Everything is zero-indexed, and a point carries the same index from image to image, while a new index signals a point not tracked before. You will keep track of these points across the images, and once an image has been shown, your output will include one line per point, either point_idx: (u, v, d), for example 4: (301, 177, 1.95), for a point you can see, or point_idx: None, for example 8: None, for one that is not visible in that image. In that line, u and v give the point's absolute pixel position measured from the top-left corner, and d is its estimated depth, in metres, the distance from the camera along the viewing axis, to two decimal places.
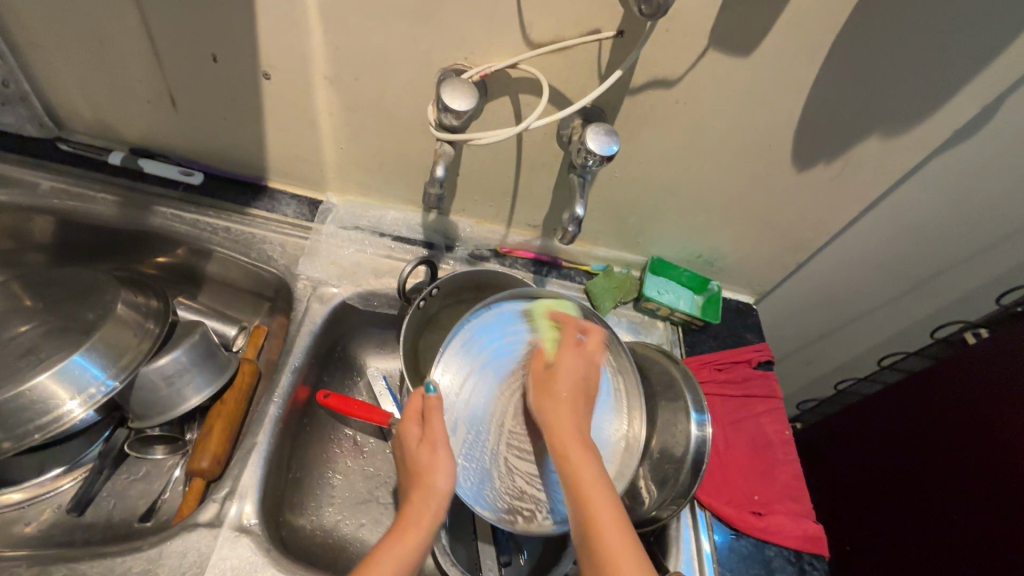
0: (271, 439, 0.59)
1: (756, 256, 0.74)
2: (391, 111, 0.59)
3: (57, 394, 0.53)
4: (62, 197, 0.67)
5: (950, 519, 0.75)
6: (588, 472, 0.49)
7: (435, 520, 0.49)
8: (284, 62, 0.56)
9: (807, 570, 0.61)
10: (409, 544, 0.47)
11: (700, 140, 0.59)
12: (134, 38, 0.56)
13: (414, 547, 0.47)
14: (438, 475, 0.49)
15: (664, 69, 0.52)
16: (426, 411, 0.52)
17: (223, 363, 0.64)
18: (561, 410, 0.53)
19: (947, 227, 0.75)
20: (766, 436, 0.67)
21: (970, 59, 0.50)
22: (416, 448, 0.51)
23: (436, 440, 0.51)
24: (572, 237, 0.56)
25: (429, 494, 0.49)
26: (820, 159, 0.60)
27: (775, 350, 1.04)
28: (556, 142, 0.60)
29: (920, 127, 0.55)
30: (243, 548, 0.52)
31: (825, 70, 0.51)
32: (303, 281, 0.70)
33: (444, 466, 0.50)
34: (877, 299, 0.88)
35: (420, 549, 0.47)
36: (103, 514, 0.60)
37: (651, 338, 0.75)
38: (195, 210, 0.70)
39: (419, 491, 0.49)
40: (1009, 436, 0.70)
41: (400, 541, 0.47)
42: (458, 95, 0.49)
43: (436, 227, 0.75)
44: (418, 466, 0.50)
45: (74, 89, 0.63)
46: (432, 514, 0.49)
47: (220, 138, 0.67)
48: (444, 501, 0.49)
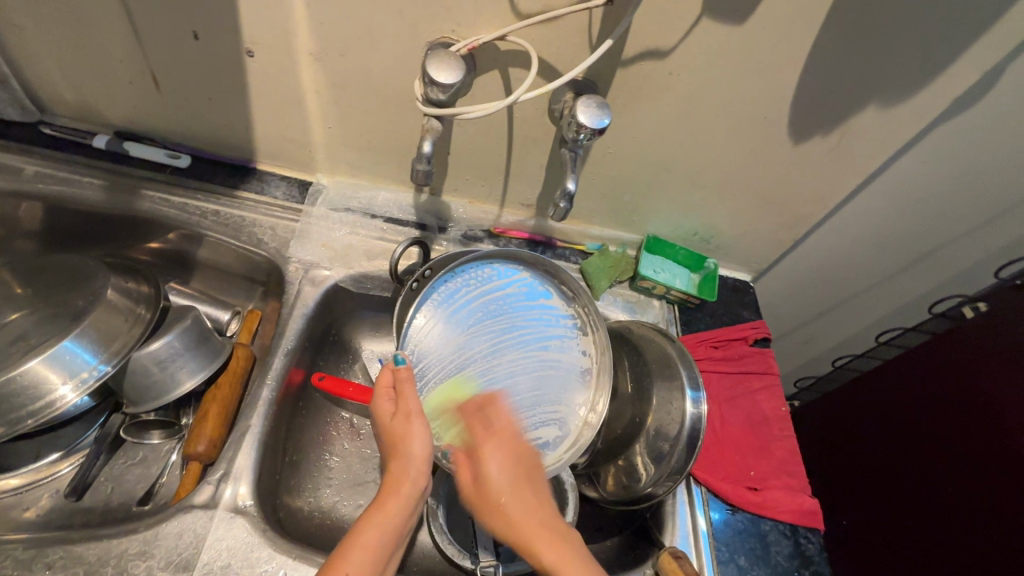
0: (265, 422, 0.59)
1: (753, 233, 0.74)
2: (378, 88, 0.58)
3: (50, 379, 0.53)
4: (49, 182, 0.66)
5: (947, 492, 0.75)
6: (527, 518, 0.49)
7: (416, 486, 0.48)
8: (267, 38, 0.54)
9: (802, 544, 0.61)
10: (393, 514, 0.47)
11: (694, 113, 0.58)
12: (112, 15, 0.54)
13: (396, 519, 0.47)
14: (415, 444, 0.48)
15: (656, 39, 0.51)
16: (397, 385, 0.51)
17: (217, 348, 0.64)
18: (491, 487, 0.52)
19: (947, 201, 0.74)
20: (763, 412, 0.67)
21: (970, 23, 0.48)
22: (391, 420, 0.50)
23: (410, 412, 0.49)
24: (564, 213, 0.55)
25: (408, 467, 0.48)
26: (817, 131, 0.58)
27: (773, 329, 1.04)
28: (548, 117, 0.59)
29: (919, 95, 0.54)
30: (239, 529, 0.53)
31: (821, 38, 0.50)
32: (294, 264, 0.69)
33: (420, 433, 0.49)
34: (876, 275, 0.87)
35: (403, 520, 0.47)
36: (101, 498, 0.60)
37: (647, 317, 0.74)
38: (183, 194, 0.69)
39: (398, 464, 0.48)
40: (1009, 411, 0.70)
41: (381, 511, 0.46)
42: (444, 69, 0.47)
43: (428, 208, 0.74)
44: (394, 439, 0.49)
45: (53, 69, 0.61)
46: (413, 479, 0.48)
47: (206, 119, 0.66)
48: (424, 466, 0.48)
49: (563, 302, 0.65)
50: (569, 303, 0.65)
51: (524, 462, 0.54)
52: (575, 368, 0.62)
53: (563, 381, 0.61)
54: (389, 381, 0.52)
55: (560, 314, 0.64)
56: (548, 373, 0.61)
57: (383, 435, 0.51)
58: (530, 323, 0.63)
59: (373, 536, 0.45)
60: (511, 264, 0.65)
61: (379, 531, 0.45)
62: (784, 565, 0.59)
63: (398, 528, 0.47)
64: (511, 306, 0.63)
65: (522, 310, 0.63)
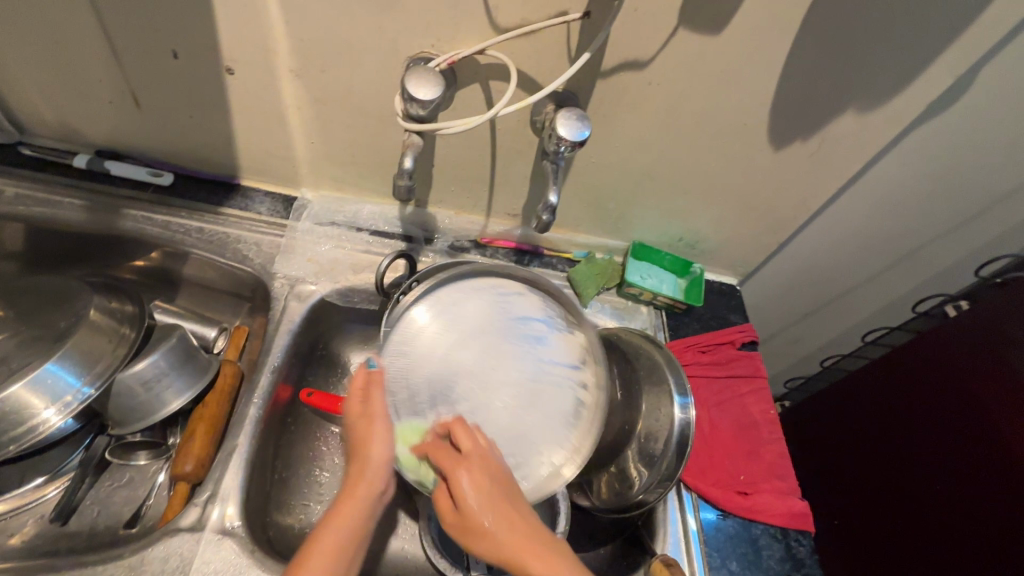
0: (252, 441, 0.59)
1: (738, 238, 0.74)
2: (359, 103, 0.58)
3: (32, 403, 0.53)
4: (29, 204, 0.65)
5: (934, 490, 0.76)
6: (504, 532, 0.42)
7: (373, 488, 0.47)
8: (247, 57, 0.54)
9: (794, 546, 0.61)
10: (347, 520, 0.46)
11: (674, 122, 0.58)
12: (90, 37, 0.54)
13: (353, 525, 0.46)
14: (376, 446, 0.49)
15: (634, 50, 0.51)
16: (369, 387, 0.51)
17: (203, 366, 0.63)
18: (468, 499, 0.43)
19: (928, 201, 0.75)
20: (751, 416, 0.68)
21: (941, 31, 0.49)
22: (355, 424, 0.50)
23: (376, 416, 0.50)
24: (547, 224, 0.55)
25: (369, 473, 0.48)
26: (796, 137, 0.59)
27: (761, 331, 1.05)
28: (530, 128, 0.59)
29: (895, 100, 0.55)
30: (227, 550, 0.52)
31: (796, 47, 0.51)
32: (280, 280, 0.69)
33: (383, 438, 0.49)
34: (861, 276, 0.88)
35: (361, 527, 0.46)
36: (88, 523, 0.59)
37: (635, 323, 0.75)
38: (167, 212, 0.69)
39: (358, 464, 0.48)
40: (995, 409, 0.70)
41: (337, 516, 0.46)
42: (424, 85, 0.48)
43: (414, 220, 0.74)
44: (359, 438, 0.49)
45: (33, 90, 0.61)
46: (369, 487, 0.47)
47: (188, 137, 0.66)
48: (386, 472, 0.48)
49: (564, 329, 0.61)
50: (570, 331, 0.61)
51: (491, 477, 0.45)
52: (569, 397, 0.58)
53: (550, 409, 0.57)
54: (362, 383, 0.52)
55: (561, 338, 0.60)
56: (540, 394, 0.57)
57: (349, 438, 0.51)
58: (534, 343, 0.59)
59: (328, 547, 0.44)
60: (513, 287, 0.62)
61: (335, 536, 0.45)
62: (776, 569, 0.60)
63: (350, 537, 0.45)
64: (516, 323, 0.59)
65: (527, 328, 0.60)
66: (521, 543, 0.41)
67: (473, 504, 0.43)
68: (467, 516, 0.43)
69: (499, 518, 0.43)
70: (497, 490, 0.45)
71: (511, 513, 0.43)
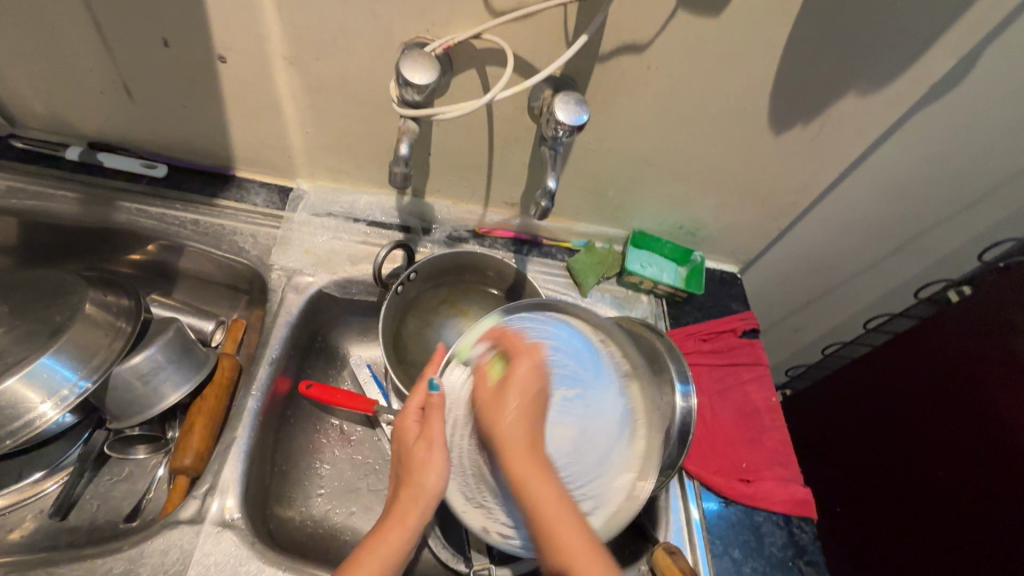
0: (251, 433, 0.58)
1: (739, 225, 0.74)
2: (354, 91, 0.57)
3: (28, 397, 0.52)
4: (21, 197, 0.65)
5: (937, 477, 0.76)
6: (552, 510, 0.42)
7: (423, 518, 0.46)
8: (239, 44, 0.54)
9: (796, 533, 0.61)
10: (394, 542, 0.45)
11: (674, 106, 0.57)
12: (79, 25, 0.53)
13: (399, 547, 0.45)
14: (432, 475, 0.46)
15: (633, 33, 0.50)
16: (428, 408, 0.49)
17: (201, 359, 0.63)
18: (506, 424, 0.45)
19: (930, 186, 0.74)
20: (752, 404, 0.67)
21: (944, 10, 0.48)
22: (413, 443, 0.48)
23: (433, 441, 0.47)
24: (546, 211, 0.54)
25: (420, 498, 0.46)
26: (796, 121, 0.58)
27: (762, 320, 1.04)
28: (528, 115, 0.58)
29: (898, 81, 0.54)
30: (227, 543, 0.52)
31: (796, 29, 0.50)
32: (277, 272, 0.68)
33: (438, 469, 0.47)
34: (862, 263, 0.88)
35: (406, 549, 0.46)
36: (87, 517, 0.59)
37: (635, 312, 0.74)
38: (161, 204, 0.68)
39: (409, 488, 0.47)
40: (998, 395, 0.70)
41: (385, 538, 0.45)
42: (419, 69, 0.47)
43: (412, 210, 0.74)
44: (410, 465, 0.47)
45: (23, 82, 0.60)
46: (420, 512, 0.46)
47: (182, 127, 0.65)
48: (433, 501, 0.46)
49: (615, 375, 0.54)
50: (622, 378, 0.54)
51: (534, 400, 0.47)
52: (614, 448, 0.50)
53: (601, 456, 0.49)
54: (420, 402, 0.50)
55: (611, 385, 0.53)
56: (583, 436, 0.51)
57: (400, 453, 0.49)
58: (582, 386, 0.51)
59: (373, 567, 0.44)
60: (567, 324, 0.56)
61: (382, 557, 0.44)
62: (778, 556, 0.59)
63: (395, 562, 0.45)
64: (558, 365, 0.51)
65: (569, 371, 0.52)
66: (552, 499, 0.43)
67: (507, 426, 0.45)
68: (503, 442, 0.45)
69: (539, 480, 0.43)
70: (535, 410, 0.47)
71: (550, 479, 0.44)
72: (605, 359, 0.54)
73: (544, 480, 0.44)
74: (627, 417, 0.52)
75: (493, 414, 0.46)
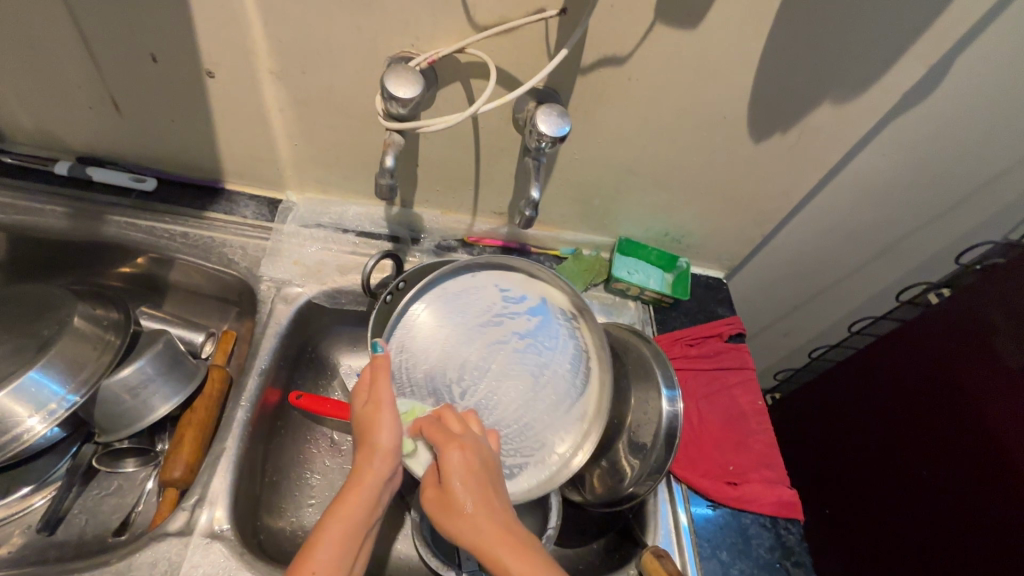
0: (240, 443, 0.59)
1: (723, 231, 0.75)
2: (341, 104, 0.58)
3: (16, 412, 0.52)
4: (9, 211, 0.65)
5: (923, 477, 0.77)
6: (520, 566, 0.40)
7: (380, 477, 0.47)
8: (226, 60, 0.54)
9: (783, 535, 0.62)
10: (356, 504, 0.45)
11: (654, 117, 0.59)
12: (68, 43, 0.54)
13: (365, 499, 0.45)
14: (383, 432, 0.48)
15: (612, 46, 0.52)
16: (374, 371, 0.51)
17: (190, 371, 0.63)
18: (474, 517, 0.43)
19: (908, 192, 0.76)
20: (739, 407, 0.68)
21: (911, 23, 0.50)
22: (366, 408, 0.50)
23: (381, 402, 0.49)
24: (530, 220, 0.55)
25: (378, 455, 0.47)
26: (774, 130, 0.60)
27: (751, 324, 1.05)
28: (513, 126, 0.59)
29: (870, 91, 0.56)
30: (216, 554, 0.52)
31: (770, 42, 0.51)
32: (267, 283, 0.69)
33: (388, 424, 0.48)
34: (846, 267, 0.89)
35: (368, 515, 0.45)
36: (75, 531, 0.58)
37: (623, 318, 0.75)
38: (150, 217, 0.68)
39: (364, 451, 0.48)
40: (976, 395, 0.71)
41: (342, 506, 0.45)
42: (403, 83, 0.48)
43: (400, 220, 0.74)
44: (366, 424, 0.49)
45: (11, 97, 0.61)
46: (376, 475, 0.46)
47: (171, 141, 0.65)
48: (391, 460, 0.47)
49: (560, 321, 0.63)
50: (570, 321, 0.63)
51: (488, 480, 0.47)
52: (572, 402, 0.60)
53: (557, 395, 0.60)
54: (370, 368, 0.52)
55: (562, 330, 0.62)
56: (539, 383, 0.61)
57: (353, 424, 0.50)
58: (534, 335, 0.62)
59: (338, 530, 0.43)
60: (513, 280, 0.65)
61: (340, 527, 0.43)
62: (766, 557, 0.60)
63: (358, 528, 0.44)
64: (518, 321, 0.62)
65: (516, 325, 0.62)
66: None
67: (473, 511, 0.44)
68: (468, 535, 0.43)
69: (509, 547, 0.41)
70: (483, 492, 0.45)
71: (528, 547, 0.41)
72: (551, 307, 0.63)
73: (510, 555, 0.41)
74: (579, 359, 0.62)
75: (454, 522, 0.44)
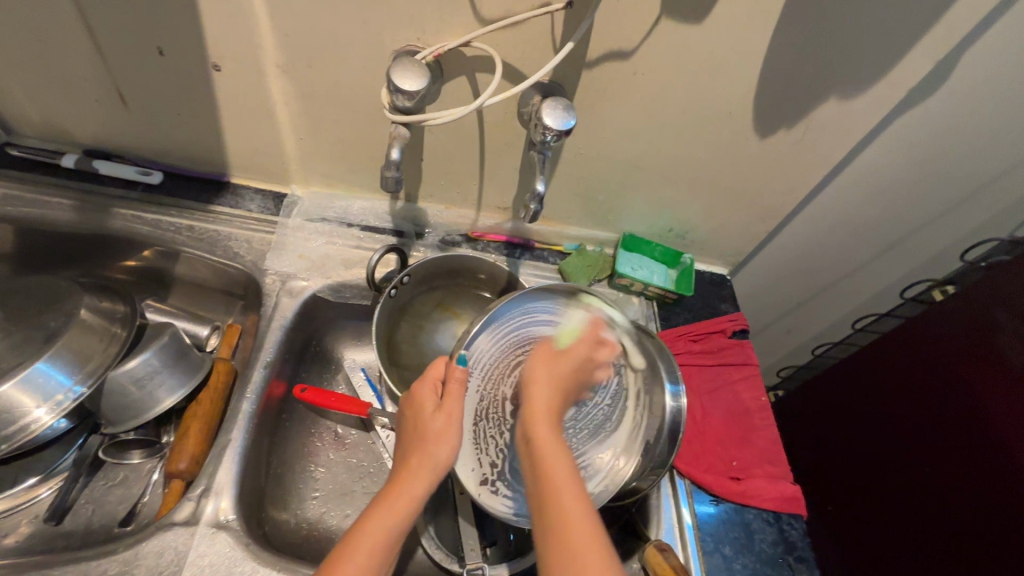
0: (246, 435, 0.59)
1: (727, 227, 0.75)
2: (346, 97, 0.58)
3: (23, 403, 0.53)
4: (17, 204, 0.65)
5: (926, 474, 0.77)
6: (573, 500, 0.44)
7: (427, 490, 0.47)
8: (232, 52, 0.55)
9: (786, 530, 0.62)
10: (398, 513, 0.46)
11: (659, 112, 0.59)
12: (75, 35, 0.54)
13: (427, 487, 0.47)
14: (440, 446, 0.47)
15: (618, 40, 0.51)
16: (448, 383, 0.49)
17: (196, 363, 0.63)
18: (546, 440, 0.48)
19: (914, 188, 0.76)
20: (743, 403, 0.68)
21: (918, 17, 0.50)
22: (432, 415, 0.48)
23: (450, 412, 0.48)
24: (535, 214, 0.55)
25: (428, 468, 0.47)
26: (779, 125, 0.60)
27: (754, 321, 1.05)
28: (518, 120, 0.59)
29: (877, 86, 0.55)
30: (221, 544, 0.52)
31: (776, 36, 0.51)
32: (271, 276, 0.69)
33: (449, 438, 0.48)
34: (850, 264, 0.89)
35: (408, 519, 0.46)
36: (82, 521, 0.59)
37: (626, 314, 0.75)
38: (156, 210, 0.69)
39: (417, 459, 0.47)
40: (981, 392, 0.71)
41: (391, 510, 0.46)
42: (409, 76, 0.48)
43: (405, 215, 0.75)
44: (425, 434, 0.48)
45: (18, 89, 0.61)
46: (423, 484, 0.47)
47: (177, 134, 0.66)
48: (442, 472, 0.47)
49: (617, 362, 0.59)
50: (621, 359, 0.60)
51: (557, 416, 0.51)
52: (608, 435, 0.58)
53: (597, 431, 0.58)
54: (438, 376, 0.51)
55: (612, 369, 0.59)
56: (582, 413, 0.58)
57: (410, 426, 0.49)
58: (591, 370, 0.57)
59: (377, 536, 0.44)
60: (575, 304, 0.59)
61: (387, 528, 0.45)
62: (769, 552, 0.60)
63: (395, 537, 0.45)
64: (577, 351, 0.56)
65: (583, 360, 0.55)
66: (588, 529, 0.43)
67: (547, 437, 0.48)
68: (541, 455, 0.47)
69: (570, 481, 0.46)
70: (551, 418, 0.50)
71: (580, 486, 0.46)
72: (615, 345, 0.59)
73: (569, 490, 0.45)
74: (619, 401, 0.59)
75: (537, 438, 0.48)
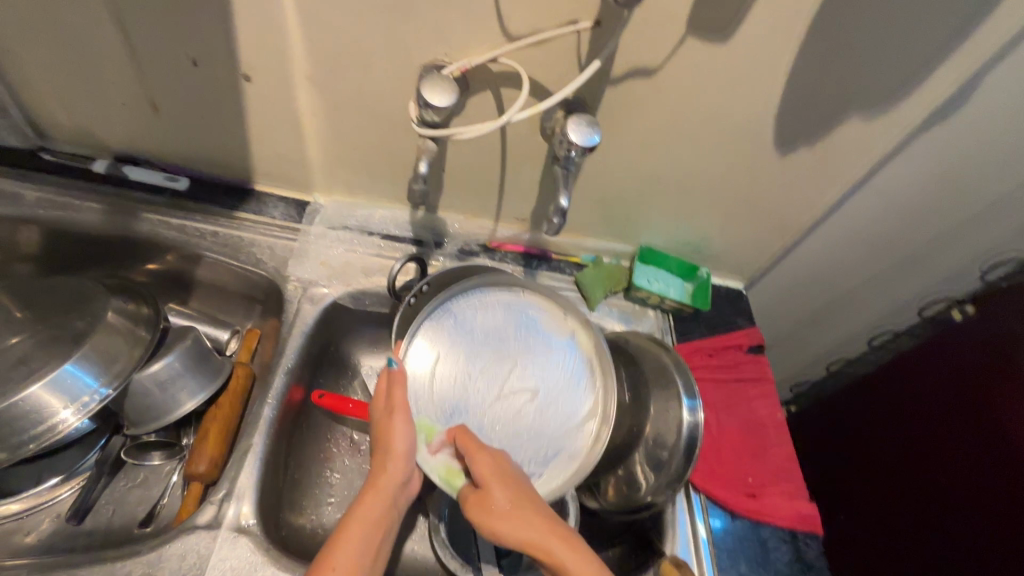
0: (267, 440, 0.60)
1: (744, 242, 0.75)
2: (373, 109, 0.59)
3: (51, 403, 0.53)
4: (47, 208, 0.67)
5: (945, 495, 0.76)
6: (546, 528, 0.45)
7: (394, 478, 0.51)
8: (263, 64, 0.56)
9: (802, 549, 0.61)
10: (371, 517, 0.49)
11: (681, 129, 0.59)
12: (113, 46, 0.55)
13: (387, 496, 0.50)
14: (398, 440, 0.52)
15: (643, 57, 0.52)
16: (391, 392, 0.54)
17: (216, 368, 0.64)
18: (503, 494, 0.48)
19: (933, 207, 0.76)
20: (758, 419, 0.68)
21: (943, 39, 0.50)
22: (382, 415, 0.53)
23: (398, 409, 0.53)
24: (558, 228, 0.56)
25: (396, 459, 0.52)
26: (800, 143, 0.60)
27: (768, 336, 1.05)
28: (540, 134, 0.60)
29: (899, 106, 0.56)
30: (242, 548, 0.53)
31: (800, 57, 0.52)
32: (293, 282, 0.70)
33: (404, 431, 0.52)
34: (866, 281, 0.89)
35: (381, 524, 0.49)
36: (103, 521, 0.60)
37: (642, 326, 0.75)
38: (182, 216, 0.70)
39: (380, 457, 0.52)
40: (1001, 414, 0.71)
41: (364, 503, 0.50)
42: (438, 91, 0.49)
43: (424, 224, 0.75)
44: (385, 435, 0.52)
45: (54, 97, 0.63)
46: (389, 474, 0.51)
47: (204, 142, 0.67)
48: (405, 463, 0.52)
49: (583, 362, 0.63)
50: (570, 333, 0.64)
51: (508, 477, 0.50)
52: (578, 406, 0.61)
53: (567, 408, 0.61)
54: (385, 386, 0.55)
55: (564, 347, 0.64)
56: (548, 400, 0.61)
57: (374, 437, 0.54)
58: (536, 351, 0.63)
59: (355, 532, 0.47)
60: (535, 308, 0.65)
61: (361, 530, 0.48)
62: (784, 571, 0.60)
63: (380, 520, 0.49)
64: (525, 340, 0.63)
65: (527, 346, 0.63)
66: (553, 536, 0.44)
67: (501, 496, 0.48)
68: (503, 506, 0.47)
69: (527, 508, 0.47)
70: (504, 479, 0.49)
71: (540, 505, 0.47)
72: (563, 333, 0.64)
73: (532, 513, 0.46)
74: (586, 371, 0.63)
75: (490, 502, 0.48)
